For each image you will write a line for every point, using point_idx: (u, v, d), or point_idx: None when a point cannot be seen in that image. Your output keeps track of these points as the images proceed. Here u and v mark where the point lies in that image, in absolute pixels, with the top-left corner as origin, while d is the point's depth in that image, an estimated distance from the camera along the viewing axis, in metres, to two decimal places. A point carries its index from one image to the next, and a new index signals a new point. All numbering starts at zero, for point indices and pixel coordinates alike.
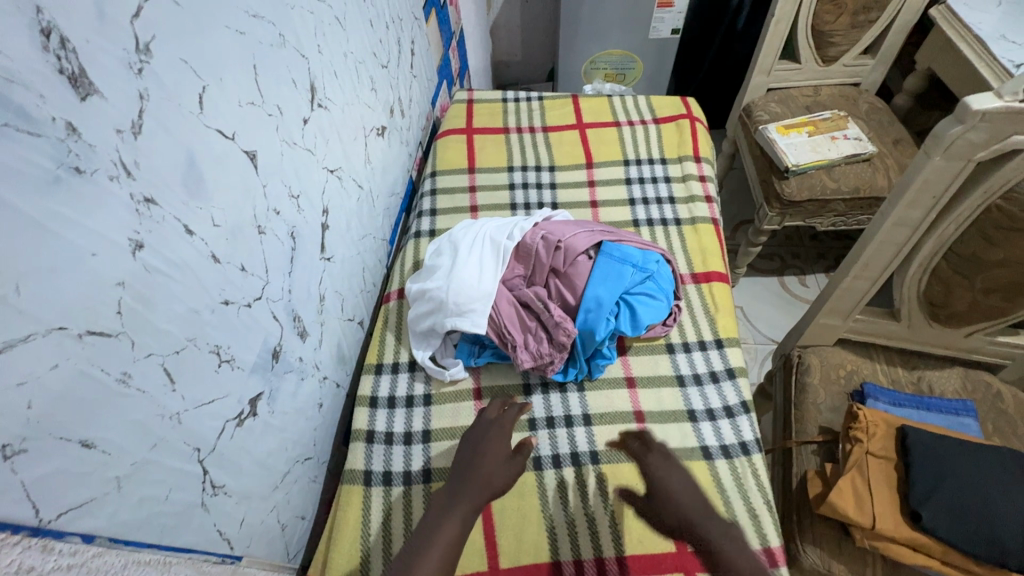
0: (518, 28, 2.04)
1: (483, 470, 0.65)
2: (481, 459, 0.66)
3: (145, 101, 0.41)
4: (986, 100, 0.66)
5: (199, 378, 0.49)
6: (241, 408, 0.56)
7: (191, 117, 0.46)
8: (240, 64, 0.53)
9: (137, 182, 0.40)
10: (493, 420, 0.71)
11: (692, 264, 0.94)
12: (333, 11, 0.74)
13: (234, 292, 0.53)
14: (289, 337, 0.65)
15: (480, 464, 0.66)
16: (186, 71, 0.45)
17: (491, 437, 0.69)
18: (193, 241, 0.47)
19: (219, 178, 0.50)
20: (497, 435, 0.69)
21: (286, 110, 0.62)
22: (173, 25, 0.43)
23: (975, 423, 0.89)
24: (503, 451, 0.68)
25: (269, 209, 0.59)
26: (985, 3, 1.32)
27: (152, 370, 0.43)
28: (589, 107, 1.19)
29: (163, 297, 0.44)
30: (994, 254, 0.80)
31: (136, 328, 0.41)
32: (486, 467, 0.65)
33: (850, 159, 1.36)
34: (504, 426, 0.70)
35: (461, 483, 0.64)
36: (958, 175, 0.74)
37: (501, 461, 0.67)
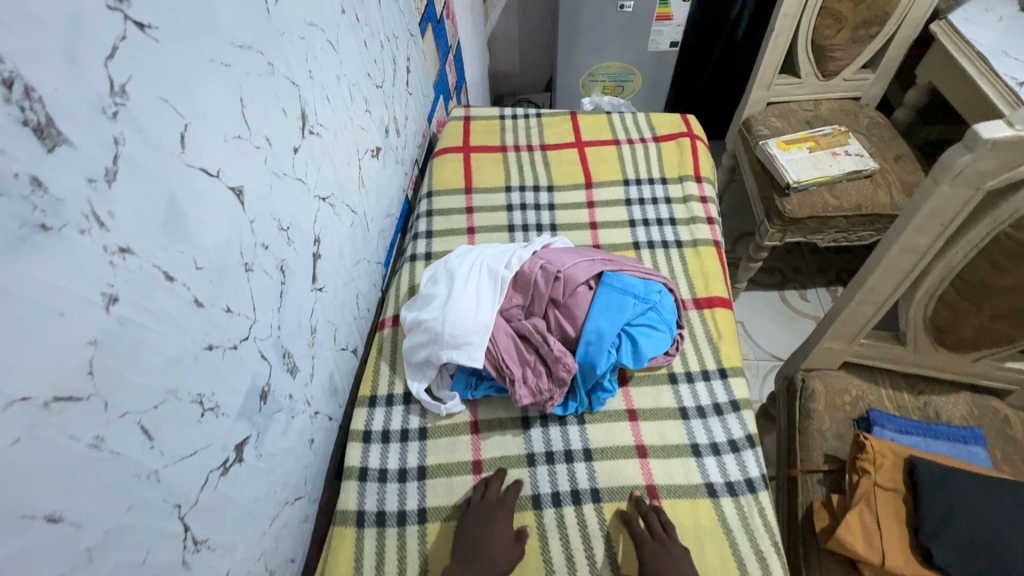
0: (515, 39, 2.03)
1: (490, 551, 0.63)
2: (487, 540, 0.64)
3: (120, 146, 0.38)
4: (996, 128, 0.64)
5: (180, 429, 0.46)
6: (226, 455, 0.53)
7: (173, 158, 0.44)
8: (225, 97, 0.50)
9: (111, 233, 0.38)
10: (496, 496, 0.69)
11: (694, 289, 0.92)
12: (325, 35, 0.72)
13: (219, 336, 0.51)
14: (278, 375, 0.63)
15: (487, 547, 0.63)
16: (166, 110, 0.43)
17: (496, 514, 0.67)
18: (173, 287, 0.44)
19: (204, 218, 0.48)
20: (501, 513, 0.67)
21: (275, 140, 0.60)
22: (152, 63, 0.41)
23: (984, 452, 0.87)
24: (506, 534, 0.66)
25: (257, 245, 0.57)
26: (986, 18, 1.31)
27: (128, 428, 0.40)
28: (588, 125, 1.18)
29: (141, 350, 0.41)
30: (1003, 281, 0.78)
31: (110, 386, 0.38)
32: (492, 554, 0.63)
33: (852, 176, 1.35)
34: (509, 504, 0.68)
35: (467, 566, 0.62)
36: (967, 203, 0.72)
37: (504, 546, 0.64)
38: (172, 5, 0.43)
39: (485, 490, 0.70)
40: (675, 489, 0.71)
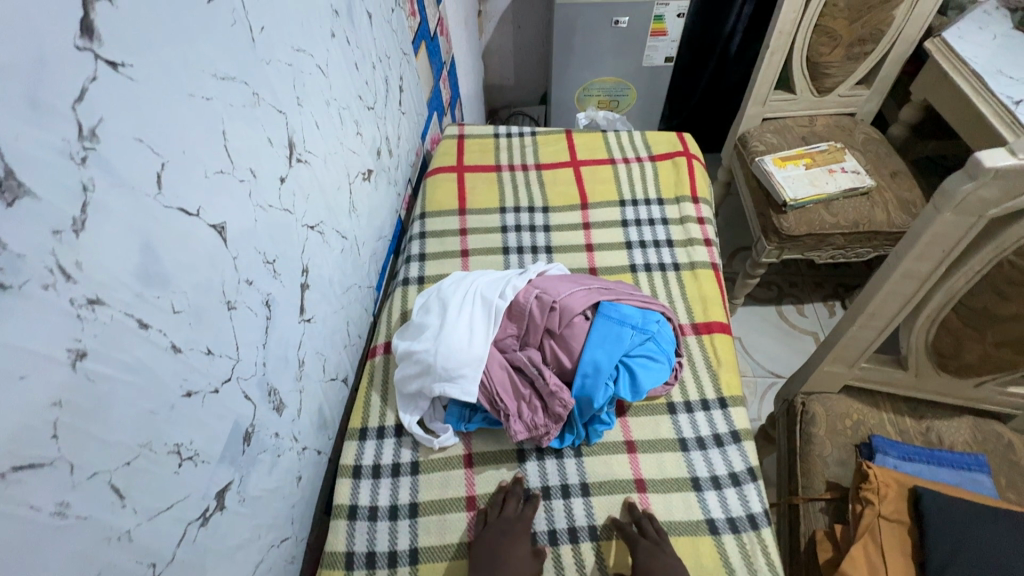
0: (510, 52, 2.03)
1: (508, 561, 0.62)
2: (503, 555, 0.62)
3: (89, 193, 0.36)
4: (999, 156, 0.63)
5: (155, 484, 0.44)
6: (206, 504, 0.50)
7: (148, 200, 0.42)
8: (206, 132, 0.48)
9: (78, 285, 0.36)
10: (512, 507, 0.68)
11: (692, 313, 0.90)
12: (314, 59, 0.70)
13: (198, 380, 0.48)
14: (263, 413, 0.60)
15: (504, 561, 0.62)
16: (142, 150, 0.41)
17: (512, 528, 0.65)
18: (148, 334, 0.42)
19: (182, 259, 0.46)
20: (517, 526, 0.66)
21: (260, 173, 0.58)
22: (125, 102, 0.39)
23: (988, 480, 0.86)
24: (520, 552, 0.63)
25: (240, 281, 0.55)
26: (980, 36, 1.32)
27: (97, 490, 0.38)
28: (583, 143, 1.16)
29: (113, 405, 0.39)
30: (1007, 309, 0.77)
31: (77, 447, 0.36)
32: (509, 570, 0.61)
33: (848, 194, 1.34)
34: (523, 517, 0.67)
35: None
36: (970, 230, 0.70)
37: (521, 562, 0.63)
38: (149, 41, 0.41)
39: (499, 501, 0.69)
40: (675, 526, 0.69)
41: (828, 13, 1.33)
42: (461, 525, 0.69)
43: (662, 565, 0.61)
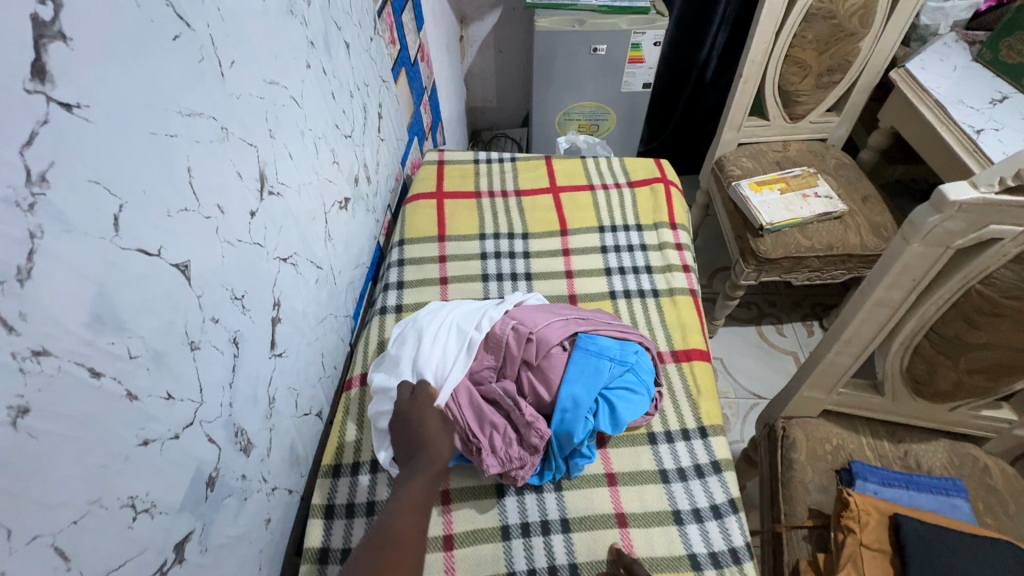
0: (491, 76, 2.05)
1: (427, 434, 0.66)
2: (421, 429, 0.67)
3: (38, 240, 0.35)
4: (963, 190, 0.65)
5: (105, 543, 0.41)
6: (163, 558, 0.48)
7: (104, 243, 0.40)
8: (170, 169, 0.47)
9: (21, 337, 0.34)
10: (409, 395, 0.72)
11: (672, 341, 0.90)
12: (288, 91, 0.70)
13: (156, 428, 0.46)
14: (228, 456, 0.58)
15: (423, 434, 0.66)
16: (99, 192, 0.39)
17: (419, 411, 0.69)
18: (102, 383, 0.40)
19: (140, 303, 0.44)
20: (423, 405, 0.69)
21: (228, 208, 0.56)
22: (79, 143, 0.38)
23: (966, 505, 0.86)
24: (434, 418, 0.68)
25: (205, 320, 0.53)
26: (941, 67, 1.37)
27: (39, 555, 0.35)
28: (563, 169, 1.17)
29: (59, 464, 0.37)
30: (977, 337, 0.78)
31: (15, 510, 0.34)
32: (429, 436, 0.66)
33: (822, 218, 1.37)
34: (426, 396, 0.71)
35: (417, 460, 0.64)
36: (937, 260, 0.72)
37: (436, 425, 0.68)
38: (108, 80, 0.40)
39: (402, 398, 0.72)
40: (658, 561, 0.67)
41: (797, 44, 1.38)
42: (437, 518, 0.70)
43: None
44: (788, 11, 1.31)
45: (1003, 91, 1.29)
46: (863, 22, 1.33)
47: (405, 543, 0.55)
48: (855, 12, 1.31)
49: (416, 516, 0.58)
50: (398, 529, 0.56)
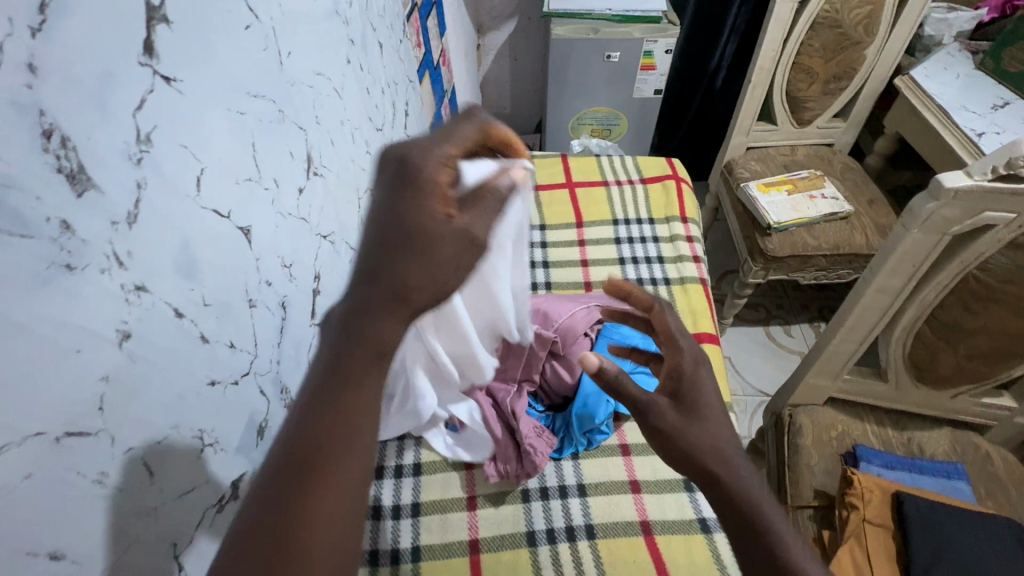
0: (507, 83, 2.13)
1: (394, 290, 0.36)
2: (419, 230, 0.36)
3: (142, 190, 0.40)
4: (958, 178, 0.70)
5: (180, 466, 0.46)
6: (222, 492, 0.53)
7: (188, 200, 0.46)
8: (239, 142, 0.53)
9: (129, 272, 0.39)
10: (411, 148, 0.38)
11: (682, 325, 0.94)
12: (331, 83, 0.76)
13: (221, 371, 0.52)
14: (275, 410, 0.63)
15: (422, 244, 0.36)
16: (186, 155, 0.45)
17: (388, 238, 0.36)
18: (182, 323, 0.46)
19: (213, 258, 0.49)
20: (413, 222, 0.36)
21: (282, 182, 0.62)
22: (173, 112, 0.43)
23: (968, 487, 0.89)
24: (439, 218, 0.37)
25: (261, 281, 0.59)
26: (945, 75, 1.42)
27: (132, 464, 0.41)
28: (578, 167, 1.23)
29: (149, 387, 0.42)
30: (975, 322, 0.83)
31: (117, 421, 0.39)
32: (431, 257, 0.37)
33: (829, 218, 1.41)
34: (430, 187, 0.37)
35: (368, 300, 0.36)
36: (936, 246, 0.76)
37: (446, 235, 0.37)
38: (196, 60, 0.46)
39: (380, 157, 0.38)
40: (670, 524, 0.71)
41: (805, 51, 1.43)
42: (460, 480, 0.75)
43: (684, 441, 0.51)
44: (795, 19, 1.37)
45: (1005, 98, 1.33)
46: (868, 31, 1.39)
47: (343, 480, 0.33)
48: (860, 21, 1.37)
49: (358, 410, 0.35)
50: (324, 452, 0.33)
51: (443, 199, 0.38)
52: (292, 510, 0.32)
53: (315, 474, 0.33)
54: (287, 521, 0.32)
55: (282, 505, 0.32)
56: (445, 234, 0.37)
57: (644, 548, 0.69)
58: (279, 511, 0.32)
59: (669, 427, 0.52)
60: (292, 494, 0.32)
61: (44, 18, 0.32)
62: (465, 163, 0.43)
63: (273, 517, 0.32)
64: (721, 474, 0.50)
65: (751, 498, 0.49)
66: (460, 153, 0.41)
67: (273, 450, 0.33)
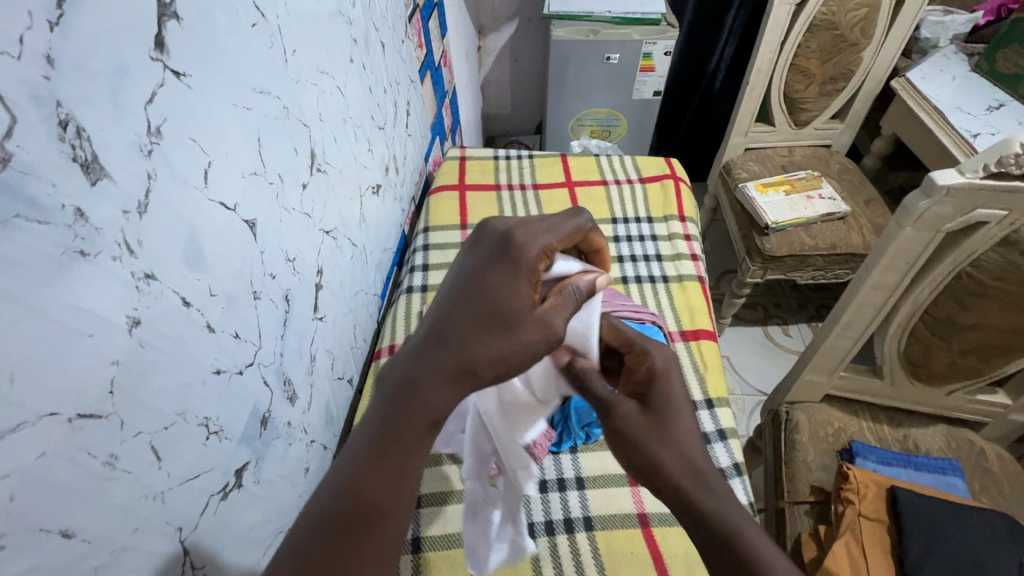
0: (507, 84, 2.14)
1: (462, 366, 0.44)
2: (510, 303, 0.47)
3: (152, 181, 0.42)
4: (950, 176, 0.71)
5: (186, 453, 0.47)
6: (226, 480, 0.54)
7: (196, 192, 0.47)
8: (246, 138, 0.54)
9: (139, 260, 0.40)
10: (521, 240, 0.50)
11: (680, 321, 0.96)
12: (335, 81, 0.77)
13: (226, 361, 0.53)
14: (278, 402, 0.64)
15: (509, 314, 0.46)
16: (194, 148, 0.46)
17: (483, 314, 0.46)
18: (189, 312, 0.47)
19: (220, 250, 0.51)
20: (508, 302, 0.46)
21: (286, 178, 0.63)
22: (183, 106, 0.45)
23: (962, 483, 0.90)
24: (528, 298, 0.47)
25: (265, 274, 0.60)
26: (940, 76, 1.44)
27: (140, 448, 0.42)
28: (578, 166, 1.24)
29: (157, 374, 0.43)
30: (968, 318, 0.84)
31: (127, 405, 0.40)
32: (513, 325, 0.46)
33: (826, 218, 1.42)
34: (528, 271, 0.48)
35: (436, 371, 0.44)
36: (929, 243, 0.77)
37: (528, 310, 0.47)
38: (205, 57, 0.47)
39: (487, 243, 0.51)
40: (667, 517, 0.72)
41: (802, 53, 1.45)
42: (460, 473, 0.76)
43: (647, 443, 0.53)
44: (793, 22, 1.38)
45: (1000, 99, 1.35)
46: (865, 33, 1.41)
47: (389, 528, 0.42)
48: (857, 23, 1.39)
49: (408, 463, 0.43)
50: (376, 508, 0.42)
51: (534, 283, 0.49)
52: (345, 556, 0.40)
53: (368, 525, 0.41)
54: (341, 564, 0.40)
55: (338, 550, 0.40)
56: (528, 316, 0.47)
57: (641, 539, 0.70)
58: (335, 546, 0.40)
59: (634, 433, 0.54)
60: (345, 535, 0.41)
61: (61, 12, 0.33)
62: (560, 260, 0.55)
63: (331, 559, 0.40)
64: (691, 488, 0.51)
65: (722, 515, 0.49)
66: (558, 249, 0.53)
67: (335, 500, 0.42)
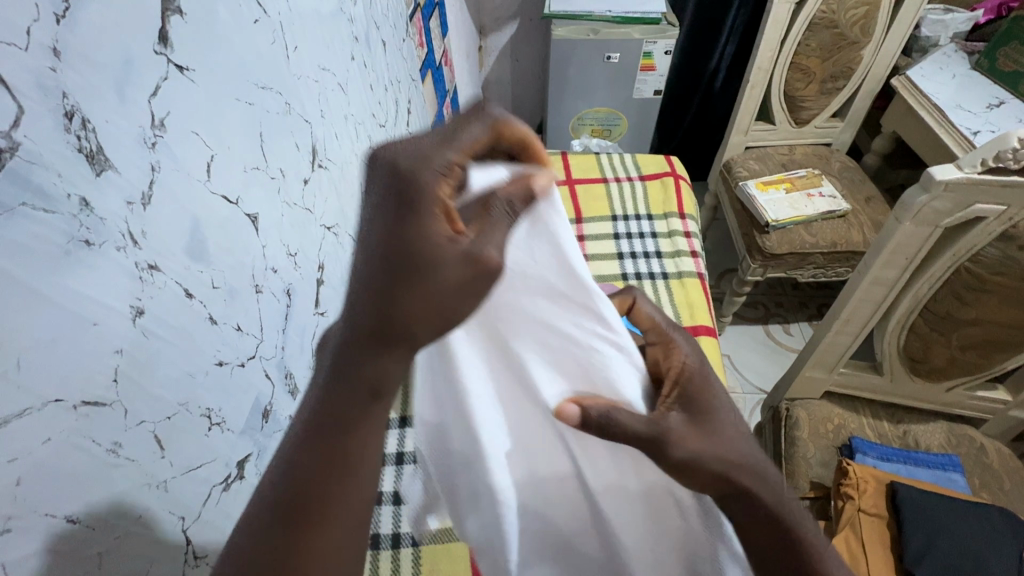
0: (508, 84, 2.15)
1: (387, 335, 0.35)
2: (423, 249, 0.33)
3: (156, 173, 0.42)
4: (949, 171, 0.71)
5: (188, 443, 0.48)
6: (228, 471, 0.54)
7: (199, 186, 0.47)
8: (248, 132, 0.55)
9: (143, 251, 0.41)
10: (405, 153, 0.34)
11: (680, 318, 0.96)
12: (336, 78, 0.78)
13: (229, 353, 0.53)
14: (280, 395, 0.65)
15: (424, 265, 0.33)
16: (197, 142, 0.47)
17: (389, 268, 0.33)
18: (192, 303, 0.47)
19: (222, 242, 0.51)
20: (421, 251, 0.33)
21: (288, 172, 0.64)
22: (186, 100, 0.45)
23: (962, 478, 0.90)
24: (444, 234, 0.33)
25: (267, 268, 0.60)
26: (941, 75, 1.44)
27: (143, 437, 0.42)
28: (578, 164, 1.24)
29: (161, 363, 0.44)
30: (967, 313, 0.84)
31: (130, 394, 0.41)
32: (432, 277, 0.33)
33: (826, 216, 1.43)
34: (436, 204, 0.33)
35: (360, 343, 0.35)
36: (928, 239, 0.78)
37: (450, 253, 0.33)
38: (208, 53, 0.48)
39: (378, 164, 0.34)
40: None
41: (802, 51, 1.45)
42: None
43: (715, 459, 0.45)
44: (792, 20, 1.39)
45: (1000, 97, 1.35)
46: (864, 31, 1.41)
47: (342, 510, 0.38)
48: (856, 22, 1.39)
49: (351, 447, 0.38)
50: (322, 496, 0.38)
51: (453, 217, 0.34)
52: (294, 544, 0.37)
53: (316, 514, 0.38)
54: (290, 556, 0.37)
55: (288, 539, 0.37)
56: (449, 257, 0.33)
57: None
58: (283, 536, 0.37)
59: (695, 450, 0.44)
60: (292, 524, 0.37)
61: (67, 5, 0.34)
62: (478, 166, 0.38)
63: (277, 553, 0.37)
64: (754, 488, 0.47)
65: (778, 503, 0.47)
66: (469, 154, 0.36)
67: (277, 489, 0.38)
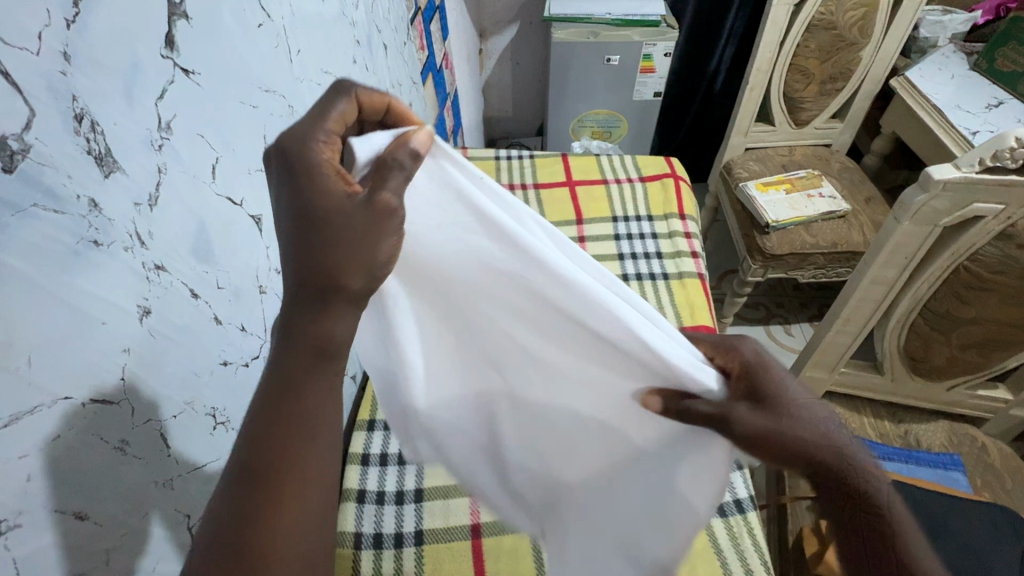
0: (508, 87, 2.16)
1: (320, 288, 0.38)
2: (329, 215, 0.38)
3: (162, 175, 0.43)
4: (947, 170, 0.72)
5: (193, 441, 0.48)
6: None
7: (204, 187, 0.48)
8: (251, 135, 0.55)
9: (149, 251, 0.42)
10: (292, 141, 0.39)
11: (681, 318, 0.96)
12: (338, 82, 0.79)
13: (233, 353, 0.54)
14: None
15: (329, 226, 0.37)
16: (202, 144, 0.48)
17: (301, 224, 0.38)
18: (197, 303, 0.48)
19: (227, 243, 0.52)
20: (319, 206, 0.37)
21: None
22: (192, 103, 0.46)
23: (964, 478, 0.89)
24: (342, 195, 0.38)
25: (271, 269, 0.61)
26: (939, 75, 1.45)
27: (150, 435, 0.43)
28: (579, 166, 1.25)
29: (167, 362, 0.44)
30: (966, 312, 0.84)
31: (137, 393, 0.41)
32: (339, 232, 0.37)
33: (826, 217, 1.43)
34: (327, 169, 0.38)
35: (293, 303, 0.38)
36: (926, 238, 0.78)
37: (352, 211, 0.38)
38: (214, 57, 0.49)
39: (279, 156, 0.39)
40: None
41: (801, 53, 1.46)
42: None
43: (794, 439, 0.45)
44: (791, 22, 1.39)
45: (999, 97, 1.35)
46: (863, 32, 1.41)
47: (299, 483, 0.37)
48: (855, 23, 1.39)
49: (305, 413, 0.38)
50: (280, 458, 0.37)
51: (346, 176, 0.39)
52: (250, 518, 0.36)
53: (274, 476, 0.37)
54: (251, 521, 0.36)
55: (245, 513, 0.36)
56: (353, 209, 0.38)
57: None
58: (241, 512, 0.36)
59: (771, 435, 0.45)
60: (249, 496, 0.36)
61: (78, 10, 0.35)
62: (359, 137, 0.42)
63: (238, 524, 0.36)
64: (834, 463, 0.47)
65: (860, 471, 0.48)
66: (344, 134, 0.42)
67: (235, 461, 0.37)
